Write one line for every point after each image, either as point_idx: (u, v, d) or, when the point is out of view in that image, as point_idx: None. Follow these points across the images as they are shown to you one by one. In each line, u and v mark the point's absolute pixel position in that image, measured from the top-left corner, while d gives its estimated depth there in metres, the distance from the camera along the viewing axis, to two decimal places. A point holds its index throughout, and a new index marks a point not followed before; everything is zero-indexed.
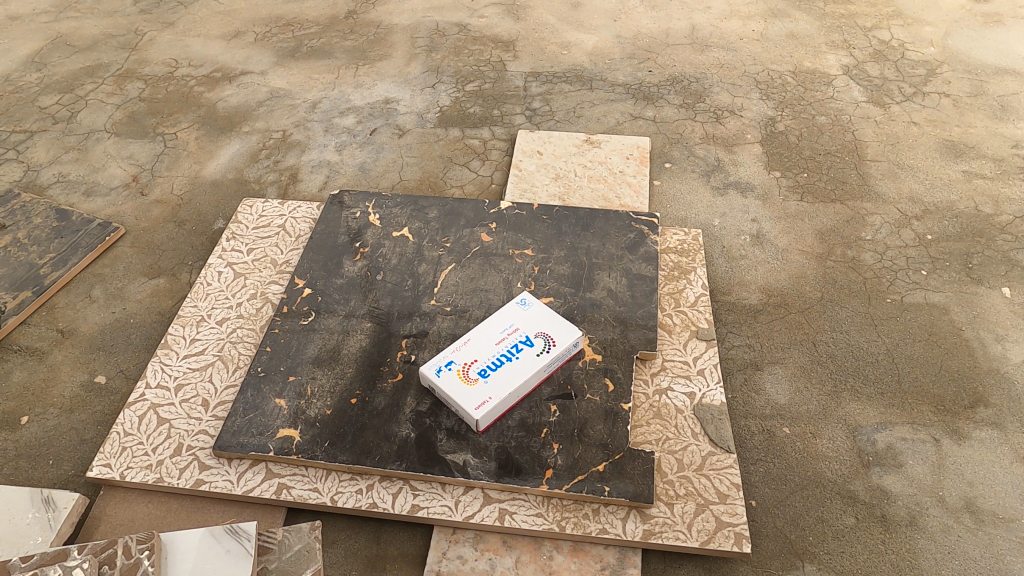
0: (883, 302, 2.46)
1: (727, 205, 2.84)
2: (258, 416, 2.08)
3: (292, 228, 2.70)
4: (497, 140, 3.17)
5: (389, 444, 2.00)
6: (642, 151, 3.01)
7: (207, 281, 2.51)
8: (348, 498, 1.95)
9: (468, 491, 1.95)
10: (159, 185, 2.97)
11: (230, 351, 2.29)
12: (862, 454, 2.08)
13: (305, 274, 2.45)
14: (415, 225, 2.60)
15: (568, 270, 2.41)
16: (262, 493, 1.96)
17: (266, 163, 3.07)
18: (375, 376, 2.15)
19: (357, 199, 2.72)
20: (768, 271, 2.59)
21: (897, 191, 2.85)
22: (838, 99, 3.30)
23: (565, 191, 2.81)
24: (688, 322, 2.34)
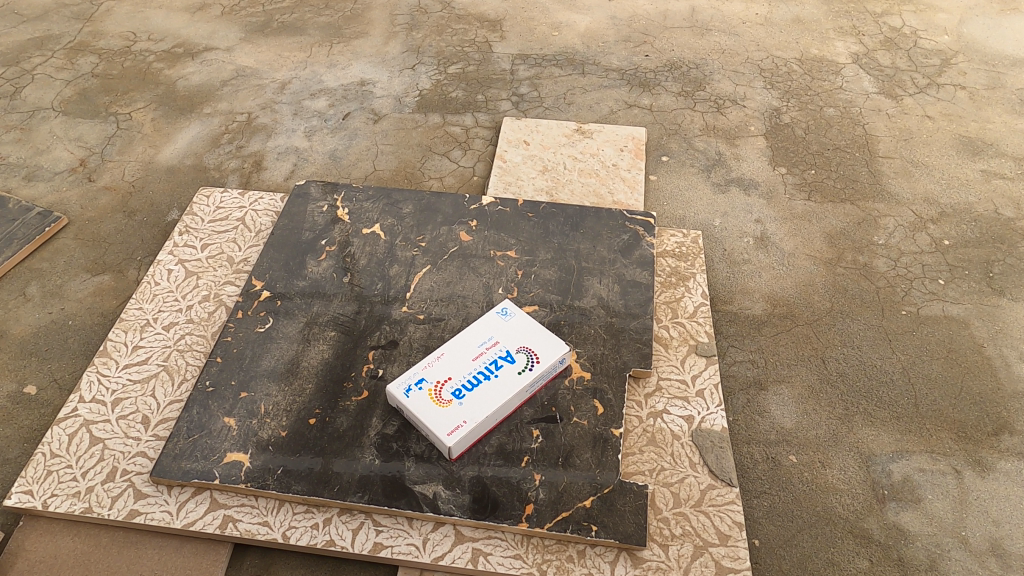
0: (897, 314, 2.26)
1: (728, 203, 2.62)
2: (204, 437, 1.84)
3: (253, 222, 2.45)
4: (480, 128, 2.93)
5: (351, 472, 1.78)
6: (637, 142, 2.78)
7: (155, 280, 2.27)
8: (302, 534, 1.73)
9: (438, 528, 1.73)
10: (109, 170, 2.71)
11: (177, 361, 2.06)
12: (877, 487, 1.88)
13: (263, 274, 2.21)
14: (387, 221, 2.36)
15: (554, 275, 2.18)
16: (204, 527, 1.73)
17: (228, 148, 2.82)
18: (338, 393, 1.92)
19: (324, 190, 2.48)
20: (773, 278, 2.38)
21: (912, 191, 2.63)
22: (847, 90, 3.07)
23: (553, 185, 2.58)
24: (686, 335, 2.12)
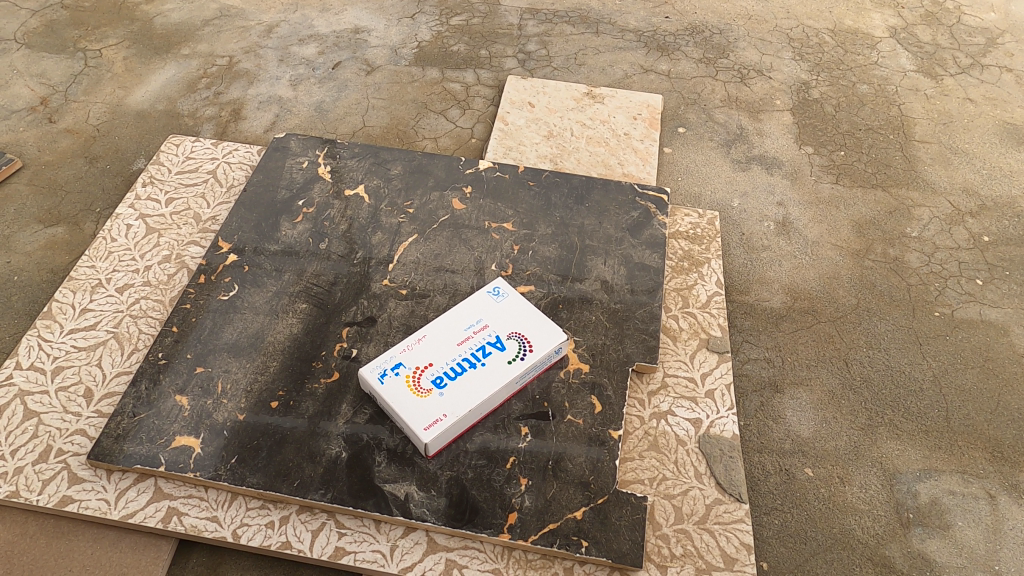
0: (929, 316, 2.05)
1: (749, 182, 2.39)
2: (152, 417, 1.63)
3: (225, 176, 2.22)
4: (482, 86, 2.69)
5: (314, 465, 1.57)
6: (652, 110, 2.54)
7: (111, 235, 2.05)
8: (255, 534, 1.53)
9: (409, 534, 1.54)
10: (72, 111, 2.47)
11: (129, 328, 1.84)
12: (901, 510, 1.68)
13: (232, 235, 1.99)
14: (373, 183, 2.13)
15: (555, 252, 1.97)
16: (145, 520, 1.53)
17: (204, 94, 2.57)
18: (305, 374, 1.71)
19: (305, 145, 2.24)
20: (794, 268, 2.16)
21: (950, 180, 2.41)
22: (883, 65, 2.82)
23: (558, 153, 2.35)
24: (697, 328, 1.91)
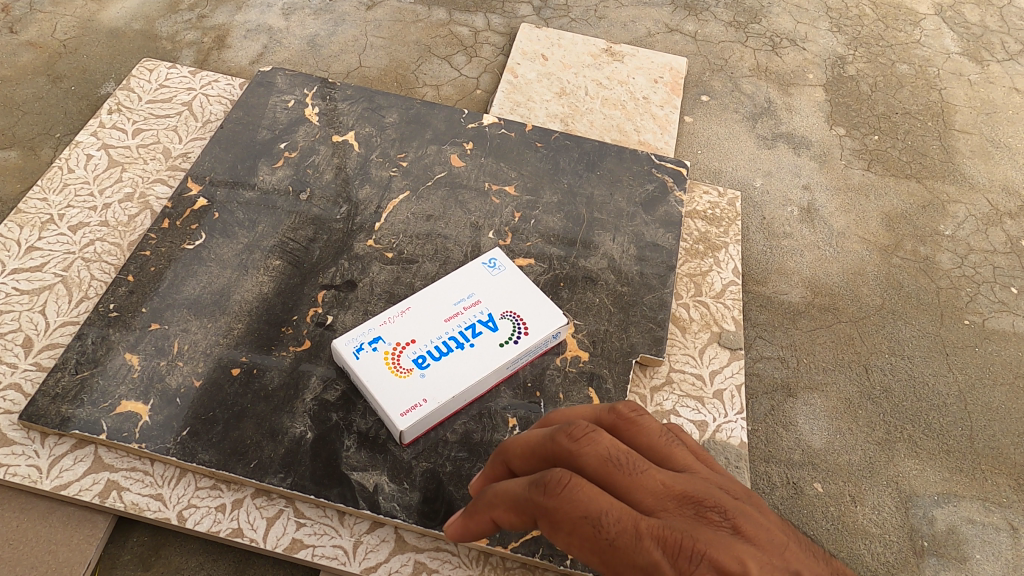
0: (958, 324, 1.89)
1: (773, 161, 2.20)
2: (97, 377, 1.45)
3: (201, 109, 2.01)
4: (492, 32, 2.46)
5: (275, 445, 1.40)
6: (675, 74, 2.33)
7: (68, 165, 1.84)
8: (203, 518, 1.37)
9: (375, 530, 1.39)
10: (36, 22, 2.23)
11: (80, 272, 1.65)
12: (915, 537, 1.54)
13: (202, 176, 1.78)
14: (365, 130, 1.93)
15: (560, 224, 1.78)
16: (81, 493, 1.37)
17: (187, 16, 2.34)
18: (273, 339, 1.53)
19: (293, 81, 2.03)
20: (816, 258, 1.99)
21: (990, 176, 2.23)
22: (925, 45, 2.61)
23: (569, 113, 2.15)
24: (709, 319, 1.74)
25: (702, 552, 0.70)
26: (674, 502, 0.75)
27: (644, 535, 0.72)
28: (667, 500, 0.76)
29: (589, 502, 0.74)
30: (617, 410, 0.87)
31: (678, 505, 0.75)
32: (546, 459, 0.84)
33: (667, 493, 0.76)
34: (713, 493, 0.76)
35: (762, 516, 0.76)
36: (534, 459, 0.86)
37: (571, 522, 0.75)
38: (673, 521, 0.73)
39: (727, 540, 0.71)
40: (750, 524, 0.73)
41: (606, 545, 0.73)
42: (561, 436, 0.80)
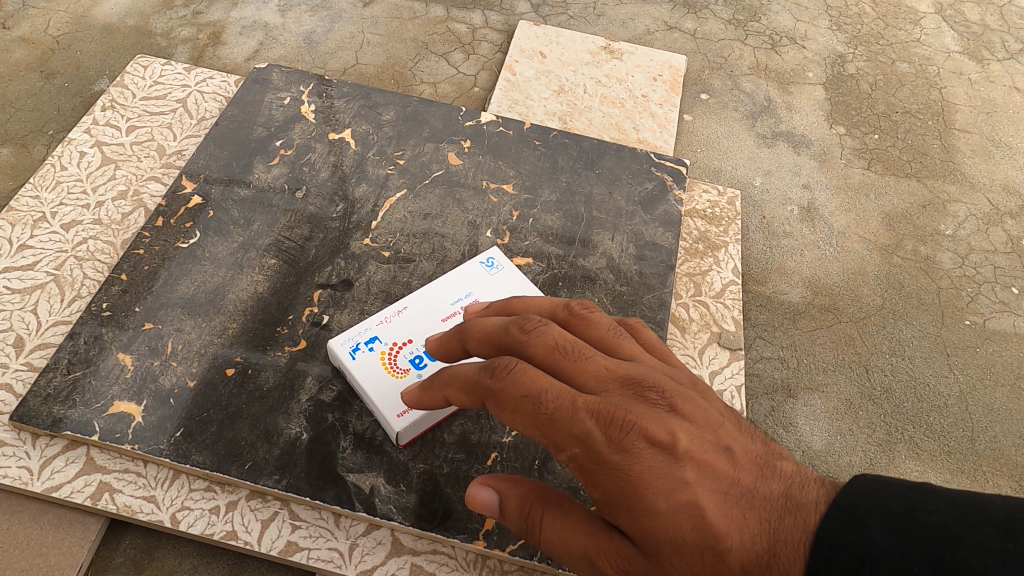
0: (958, 324, 1.87)
1: (773, 160, 2.19)
2: (89, 377, 1.43)
3: (196, 106, 1.99)
4: (490, 30, 2.45)
5: (270, 446, 1.38)
6: (675, 72, 2.31)
7: (61, 162, 1.82)
8: (196, 520, 1.36)
9: (371, 532, 1.37)
10: (29, 18, 2.20)
11: (73, 271, 1.63)
12: None
13: (197, 174, 1.76)
14: (362, 128, 1.91)
15: (558, 222, 1.76)
16: (73, 495, 1.35)
17: (182, 13, 2.32)
18: (268, 339, 1.51)
19: (289, 78, 2.01)
20: (816, 258, 1.97)
21: (990, 175, 2.22)
22: (925, 43, 2.60)
23: (567, 110, 2.13)
24: (708, 319, 1.73)
25: (633, 423, 0.86)
26: (615, 385, 0.92)
27: (580, 409, 0.87)
28: (608, 383, 0.92)
29: (532, 383, 0.88)
30: (570, 308, 1.06)
31: (619, 387, 0.91)
32: (500, 349, 0.99)
33: (607, 376, 0.92)
34: (652, 378, 0.93)
35: (699, 399, 0.94)
36: (490, 349, 1.00)
37: (515, 401, 0.89)
38: (610, 397, 0.90)
39: (655, 413, 0.88)
40: (683, 403, 0.91)
41: (545, 417, 0.87)
42: (515, 329, 0.96)
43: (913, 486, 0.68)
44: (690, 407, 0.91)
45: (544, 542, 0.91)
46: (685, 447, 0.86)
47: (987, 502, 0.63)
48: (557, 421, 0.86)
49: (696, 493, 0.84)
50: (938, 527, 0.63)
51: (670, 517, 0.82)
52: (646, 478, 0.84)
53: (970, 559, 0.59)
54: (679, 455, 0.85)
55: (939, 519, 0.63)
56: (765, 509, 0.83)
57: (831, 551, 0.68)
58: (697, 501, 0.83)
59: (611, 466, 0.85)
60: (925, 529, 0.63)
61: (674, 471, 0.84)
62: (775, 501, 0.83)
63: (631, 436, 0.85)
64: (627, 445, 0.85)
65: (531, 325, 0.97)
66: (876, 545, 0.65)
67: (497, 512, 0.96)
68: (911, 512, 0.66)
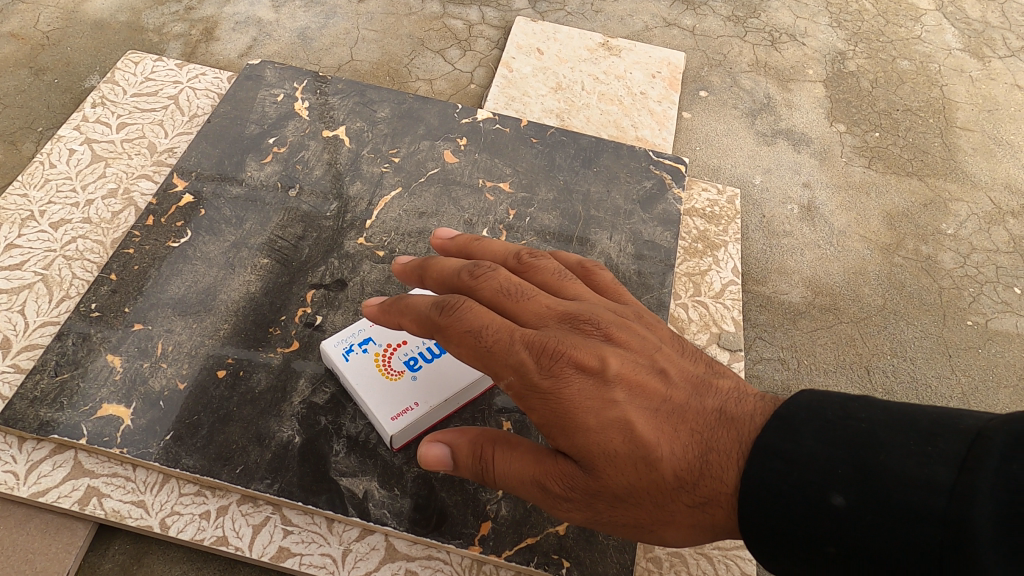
0: (960, 325, 1.85)
1: (773, 158, 2.17)
2: (77, 379, 1.40)
3: (188, 103, 1.96)
4: (487, 26, 2.42)
5: (261, 450, 1.35)
6: (674, 69, 2.29)
7: (50, 160, 1.79)
8: (186, 525, 1.33)
9: (365, 537, 1.35)
10: (19, 13, 2.17)
11: (61, 271, 1.60)
12: None
13: (189, 172, 1.73)
14: (356, 125, 1.88)
15: (556, 221, 1.73)
16: (60, 501, 1.33)
17: (174, 8, 2.29)
18: (260, 340, 1.49)
19: (282, 75, 1.98)
20: (817, 257, 1.95)
21: (992, 174, 2.19)
22: (926, 41, 2.57)
23: (565, 108, 2.10)
24: (708, 320, 1.70)
25: (565, 351, 0.94)
26: (554, 320, 1.00)
27: (516, 341, 0.95)
28: (548, 319, 1.01)
29: (473, 319, 0.97)
30: (519, 256, 1.15)
31: (558, 321, 1.00)
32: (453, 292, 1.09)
33: (546, 313, 1.01)
34: (590, 314, 1.02)
35: (637, 330, 1.03)
36: (446, 289, 1.10)
37: (459, 335, 0.97)
38: (548, 329, 0.98)
39: (587, 342, 0.97)
40: (618, 334, 1.00)
41: (484, 349, 0.95)
42: (465, 274, 1.06)
43: (851, 399, 0.79)
44: (624, 336, 1.00)
45: (496, 472, 0.99)
46: (615, 371, 0.94)
47: (913, 413, 0.75)
48: (494, 353, 0.95)
49: (626, 410, 0.92)
50: (869, 434, 0.75)
51: (601, 433, 0.90)
52: (577, 400, 0.91)
53: (892, 461, 0.72)
54: (609, 378, 0.93)
55: (871, 427, 0.75)
56: (693, 421, 0.92)
57: (763, 458, 0.78)
58: (627, 418, 0.91)
59: (544, 391, 0.93)
60: (854, 439, 0.75)
61: (605, 392, 0.92)
62: (704, 415, 0.92)
63: (561, 363, 0.93)
64: (559, 370, 0.93)
65: (480, 270, 1.07)
66: (807, 450, 0.76)
67: (451, 465, 1.01)
68: (845, 419, 0.77)
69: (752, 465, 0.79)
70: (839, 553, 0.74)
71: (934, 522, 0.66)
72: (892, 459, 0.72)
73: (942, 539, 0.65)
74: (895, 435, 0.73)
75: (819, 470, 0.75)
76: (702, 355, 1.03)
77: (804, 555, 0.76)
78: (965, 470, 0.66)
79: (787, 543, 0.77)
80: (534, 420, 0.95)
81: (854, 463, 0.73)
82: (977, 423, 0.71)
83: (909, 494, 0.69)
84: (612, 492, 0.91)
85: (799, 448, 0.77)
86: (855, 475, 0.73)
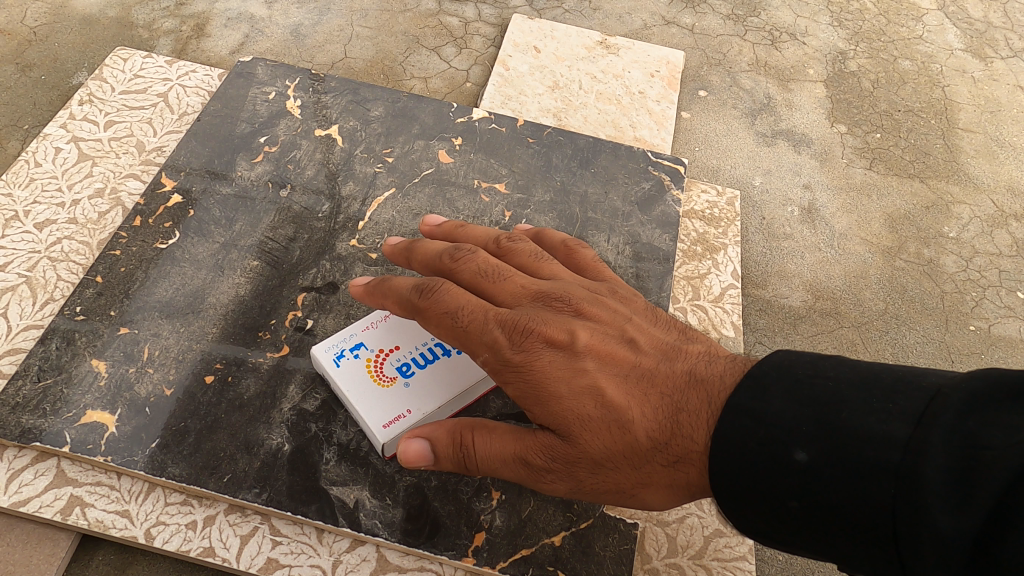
0: (963, 330, 1.82)
1: (773, 159, 2.14)
2: (61, 385, 1.37)
3: (178, 101, 1.92)
4: (483, 24, 2.38)
5: (250, 458, 1.32)
6: (673, 68, 2.25)
7: (36, 159, 1.75)
8: (172, 536, 1.29)
9: (355, 548, 1.31)
10: (6, 8, 2.13)
11: (46, 273, 1.56)
12: None
13: (178, 171, 1.70)
14: (350, 124, 1.85)
15: (552, 222, 1.70)
16: (41, 510, 1.30)
17: (165, 5, 2.25)
18: (249, 345, 1.45)
19: (274, 72, 1.94)
20: (818, 261, 1.92)
21: (994, 176, 2.17)
22: (928, 40, 2.54)
23: (562, 107, 2.07)
24: (707, 325, 1.67)
25: (535, 328, 1.04)
26: (527, 299, 1.11)
27: (490, 321, 1.06)
28: (522, 298, 1.11)
29: (449, 301, 1.08)
30: (499, 242, 1.26)
31: (531, 300, 1.11)
32: (437, 274, 1.21)
33: (520, 293, 1.12)
34: (562, 292, 1.12)
35: (607, 305, 1.12)
36: (431, 271, 1.23)
37: (437, 317, 1.09)
38: (521, 309, 1.09)
39: (558, 319, 1.07)
40: (588, 308, 1.09)
41: (461, 329, 1.06)
42: (446, 259, 1.18)
43: (820, 358, 0.84)
44: (593, 311, 1.09)
45: (475, 458, 1.03)
46: (583, 344, 1.03)
47: (876, 371, 0.80)
48: (470, 331, 1.05)
49: (595, 378, 1.00)
50: (833, 392, 0.80)
51: (572, 398, 0.99)
52: (548, 371, 1.01)
53: (852, 418, 0.77)
54: (578, 350, 1.02)
55: (837, 384, 0.81)
56: (660, 384, 0.99)
57: (736, 415, 0.85)
58: (595, 384, 1.00)
59: (517, 365, 1.02)
60: (820, 397, 0.80)
61: (574, 362, 1.01)
62: (673, 378, 0.99)
63: (531, 339, 1.03)
64: (530, 345, 1.03)
65: (459, 254, 1.19)
66: (775, 408, 0.82)
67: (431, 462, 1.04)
68: (813, 377, 0.82)
69: (723, 422, 0.85)
70: (802, 507, 0.79)
71: (886, 477, 0.72)
72: (853, 416, 0.77)
73: (893, 491, 0.72)
74: (858, 392, 0.78)
75: (784, 427, 0.81)
76: (674, 325, 1.11)
77: (770, 510, 0.82)
78: (920, 426, 0.72)
79: (750, 496, 0.83)
80: (512, 394, 1.04)
81: (816, 419, 0.79)
82: (937, 380, 0.76)
83: (869, 449, 0.74)
84: (589, 457, 0.98)
85: (767, 407, 0.83)
86: (818, 432, 0.79)
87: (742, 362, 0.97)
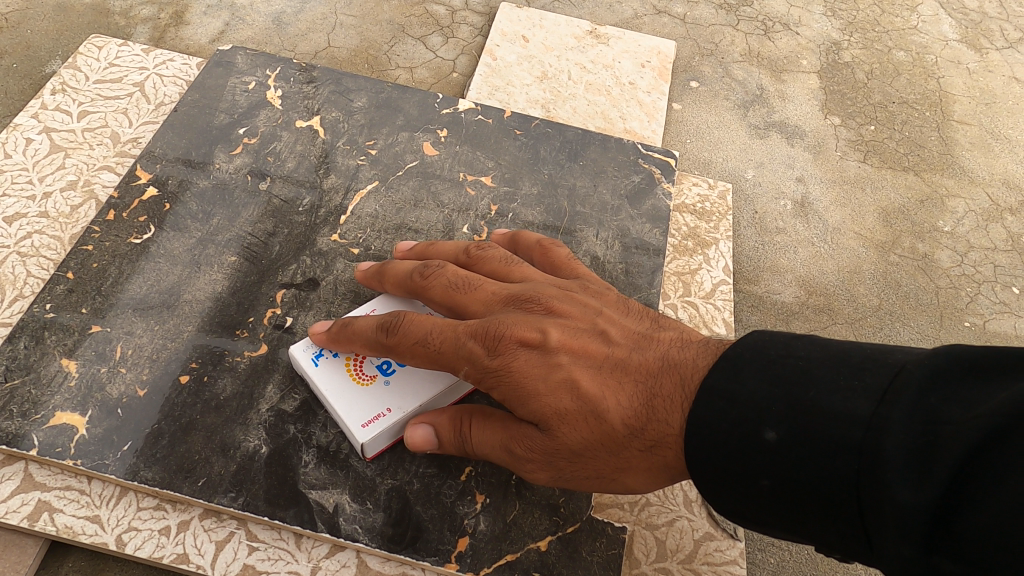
0: (958, 327, 1.79)
1: (766, 152, 2.10)
2: (29, 385, 1.32)
3: (154, 91, 1.86)
4: (470, 12, 2.33)
5: (225, 461, 1.27)
6: (663, 58, 2.21)
7: (6, 150, 1.69)
8: (144, 542, 1.25)
9: (335, 554, 1.27)
10: None
11: (14, 269, 1.50)
12: None
13: (153, 163, 1.64)
14: (332, 115, 1.79)
15: (540, 216, 1.65)
16: (8, 516, 1.25)
17: None
18: (225, 344, 1.40)
19: (254, 61, 1.89)
20: (811, 256, 1.88)
21: (990, 169, 2.13)
22: (923, 31, 2.50)
23: (550, 98, 2.02)
24: (698, 321, 1.62)
25: (507, 331, 1.03)
26: (499, 305, 1.10)
27: (461, 333, 1.05)
28: (494, 305, 1.10)
29: (420, 321, 1.07)
30: (467, 251, 1.25)
31: (503, 305, 1.10)
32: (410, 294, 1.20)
33: (492, 300, 1.11)
34: (533, 294, 1.11)
35: (579, 300, 1.11)
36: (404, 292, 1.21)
37: (410, 343, 1.07)
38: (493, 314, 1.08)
39: (530, 318, 1.05)
40: (559, 306, 1.08)
41: (435, 349, 1.05)
42: (416, 277, 1.17)
43: (794, 339, 0.87)
44: (565, 307, 1.08)
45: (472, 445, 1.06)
46: (556, 341, 1.02)
47: (848, 351, 0.81)
48: (443, 351, 1.04)
49: (569, 371, 0.99)
50: (804, 370, 0.82)
51: (550, 393, 0.98)
52: (523, 372, 1.00)
53: (822, 397, 0.79)
54: (551, 348, 1.01)
55: (808, 363, 0.83)
56: (635, 372, 0.98)
57: (707, 393, 0.87)
58: (571, 377, 0.99)
59: (494, 370, 1.01)
60: (790, 375, 0.83)
61: (549, 360, 1.00)
62: (646, 365, 0.99)
63: (503, 342, 1.02)
64: (504, 348, 1.02)
65: (429, 270, 1.18)
66: (748, 390, 0.84)
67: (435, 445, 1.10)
68: (785, 358, 0.85)
69: (698, 406, 0.87)
70: (773, 485, 0.81)
71: (849, 453, 0.74)
72: (823, 395, 0.79)
73: (857, 466, 0.73)
74: (829, 371, 0.80)
75: (757, 407, 0.83)
76: (646, 313, 1.10)
77: (741, 489, 0.84)
78: (884, 402, 0.73)
79: (724, 479, 0.85)
80: (494, 397, 1.04)
81: (788, 400, 0.81)
82: (905, 358, 0.78)
83: (835, 427, 0.76)
84: (568, 448, 0.97)
85: (740, 387, 0.85)
86: (788, 412, 0.81)
87: (714, 345, 0.97)
